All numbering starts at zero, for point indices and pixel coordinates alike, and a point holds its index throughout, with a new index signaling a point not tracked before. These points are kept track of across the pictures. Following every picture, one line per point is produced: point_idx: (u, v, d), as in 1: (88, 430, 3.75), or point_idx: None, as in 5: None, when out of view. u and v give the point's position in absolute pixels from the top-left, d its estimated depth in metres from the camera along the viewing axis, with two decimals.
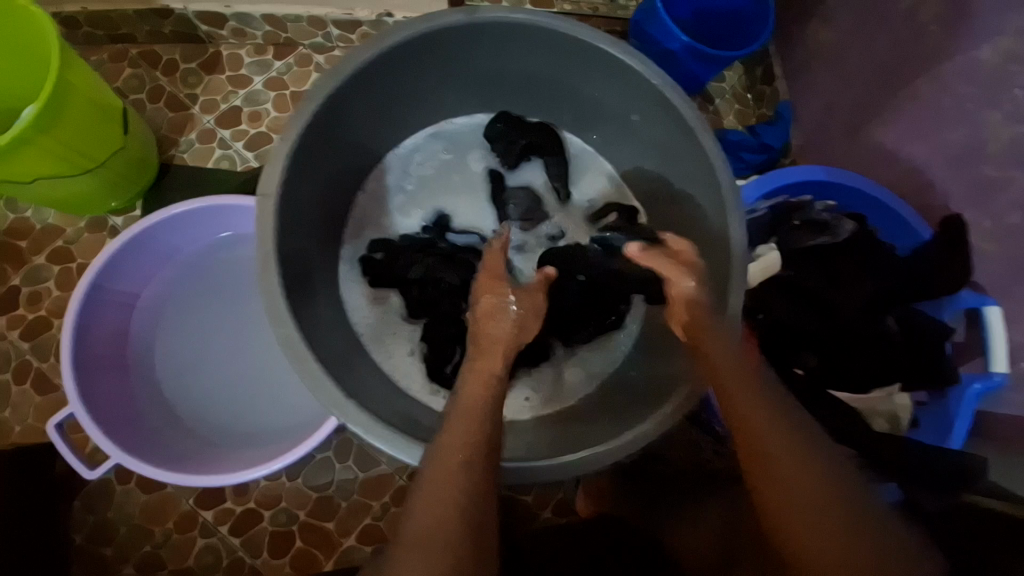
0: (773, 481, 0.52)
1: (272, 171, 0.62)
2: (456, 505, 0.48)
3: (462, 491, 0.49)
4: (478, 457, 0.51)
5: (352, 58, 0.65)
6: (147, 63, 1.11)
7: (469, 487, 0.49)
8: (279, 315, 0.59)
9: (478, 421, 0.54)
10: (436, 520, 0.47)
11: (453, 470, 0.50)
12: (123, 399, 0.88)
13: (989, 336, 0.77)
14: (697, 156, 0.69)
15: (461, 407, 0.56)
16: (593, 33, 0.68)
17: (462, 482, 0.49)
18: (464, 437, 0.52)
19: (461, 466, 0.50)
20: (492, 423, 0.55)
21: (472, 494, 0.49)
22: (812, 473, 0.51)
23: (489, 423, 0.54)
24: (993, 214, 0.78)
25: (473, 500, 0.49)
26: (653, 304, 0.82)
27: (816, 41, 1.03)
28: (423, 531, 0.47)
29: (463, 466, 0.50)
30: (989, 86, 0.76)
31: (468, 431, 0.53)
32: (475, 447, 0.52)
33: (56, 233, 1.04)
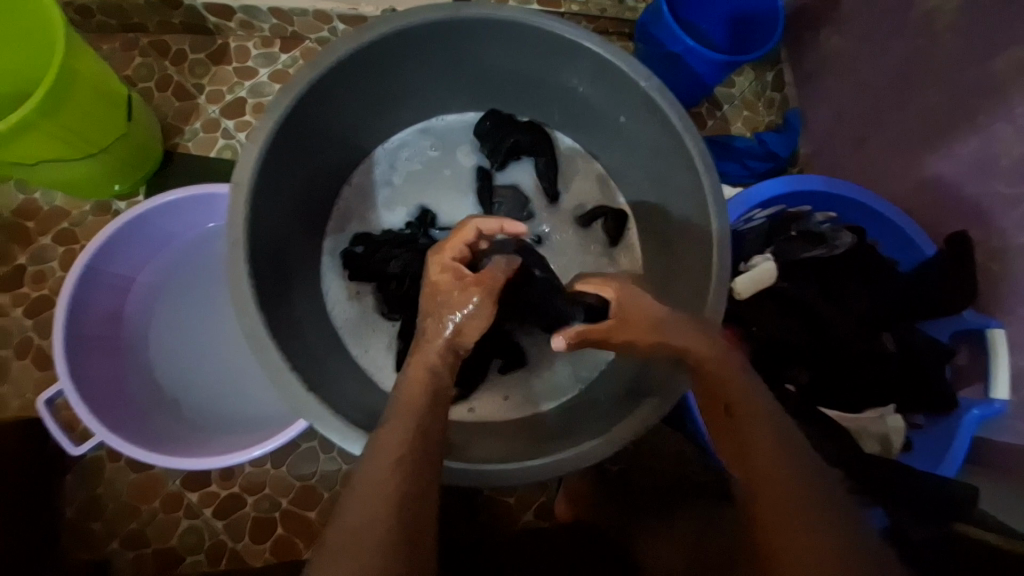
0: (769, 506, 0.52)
1: (244, 161, 0.62)
2: (395, 502, 0.46)
3: (398, 493, 0.46)
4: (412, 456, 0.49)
5: (332, 50, 0.65)
6: (157, 52, 1.13)
7: (403, 486, 0.47)
8: (249, 309, 0.60)
9: (417, 414, 0.52)
10: (368, 519, 0.45)
11: (387, 467, 0.48)
12: (113, 379, 0.89)
13: (993, 361, 0.73)
14: (682, 159, 0.69)
15: (398, 404, 0.53)
16: (579, 33, 0.68)
17: (396, 482, 0.47)
18: (401, 434, 0.50)
19: (396, 465, 0.48)
20: (433, 419, 0.52)
21: (405, 499, 0.46)
22: (803, 492, 0.52)
23: (429, 418, 0.52)
24: (1003, 233, 0.74)
25: (406, 502, 0.46)
26: None
27: (827, 49, 1.00)
28: (352, 529, 0.44)
29: (397, 464, 0.48)
30: (1004, 99, 0.73)
31: (406, 427, 0.51)
32: (414, 439, 0.50)
33: (63, 215, 1.06)
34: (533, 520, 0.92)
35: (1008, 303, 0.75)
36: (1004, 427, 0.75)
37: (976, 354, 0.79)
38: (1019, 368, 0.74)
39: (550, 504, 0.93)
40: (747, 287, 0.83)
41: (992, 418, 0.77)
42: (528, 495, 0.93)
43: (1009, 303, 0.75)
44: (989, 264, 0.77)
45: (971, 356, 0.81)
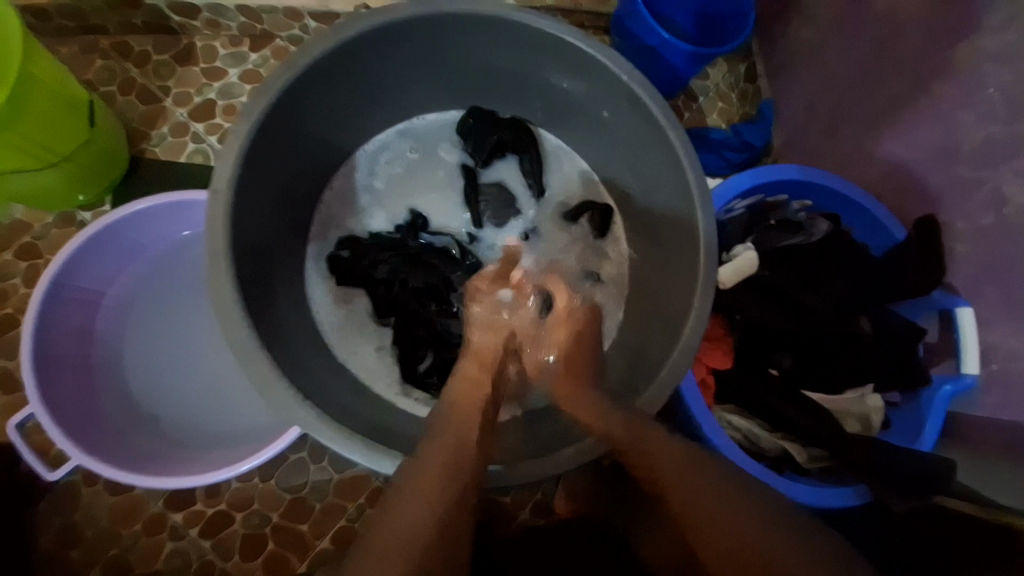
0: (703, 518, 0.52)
1: (221, 166, 0.61)
2: (437, 510, 0.51)
3: (443, 502, 0.52)
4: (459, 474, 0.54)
5: (309, 50, 0.64)
6: (118, 54, 1.08)
7: (446, 502, 0.51)
8: (234, 319, 0.58)
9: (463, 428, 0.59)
10: (414, 521, 0.49)
11: (432, 481, 0.53)
12: (86, 399, 0.86)
13: (962, 338, 0.77)
14: (666, 152, 0.69)
15: (443, 431, 0.58)
16: (560, 27, 0.67)
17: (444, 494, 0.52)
18: (442, 459, 0.55)
19: (441, 480, 0.53)
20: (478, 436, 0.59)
21: (449, 507, 0.51)
22: (711, 482, 0.54)
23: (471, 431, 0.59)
24: (967, 215, 0.78)
25: (449, 516, 0.51)
26: (629, 305, 0.81)
27: (797, 40, 1.02)
28: (399, 534, 0.49)
29: (441, 480, 0.53)
30: (964, 87, 0.76)
31: (445, 453, 0.56)
32: (453, 458, 0.56)
33: (23, 229, 1.01)
34: (529, 519, 0.93)
35: (974, 283, 0.79)
36: (975, 401, 0.79)
37: (946, 333, 0.83)
38: (987, 344, 0.77)
39: (547, 500, 0.94)
40: (732, 275, 0.85)
41: (963, 393, 0.81)
42: (522, 497, 0.94)
43: (975, 282, 0.78)
44: (954, 246, 0.80)
45: (942, 335, 0.84)
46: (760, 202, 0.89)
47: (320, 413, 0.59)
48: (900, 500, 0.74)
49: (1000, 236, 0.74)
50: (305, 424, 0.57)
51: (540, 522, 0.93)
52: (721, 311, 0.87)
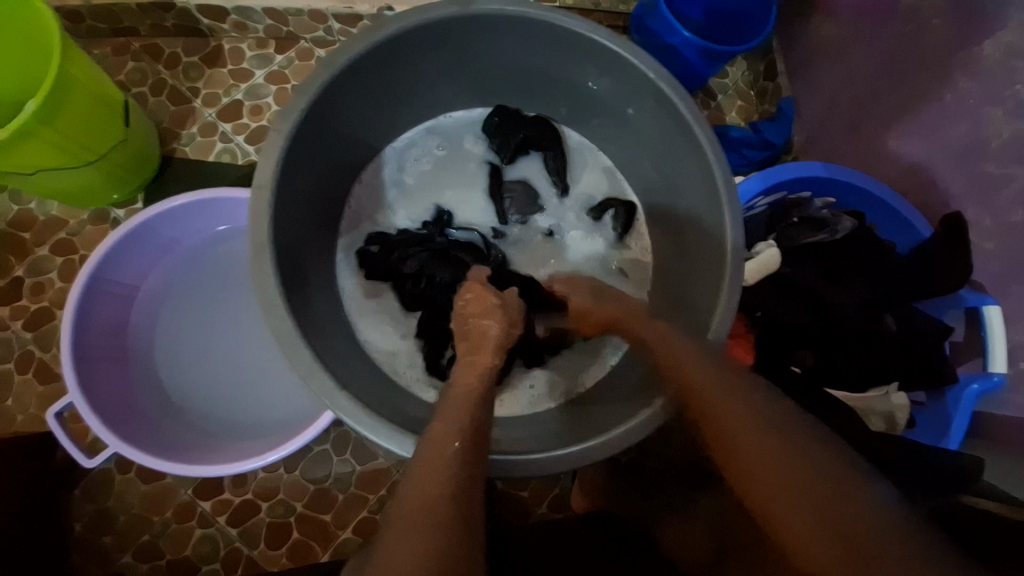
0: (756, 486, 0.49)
1: (264, 164, 0.63)
2: (453, 477, 0.48)
3: (457, 473, 0.49)
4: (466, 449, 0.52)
5: (346, 50, 0.66)
6: (150, 56, 1.12)
7: (459, 475, 0.49)
8: (272, 311, 0.60)
9: (470, 408, 0.56)
10: (431, 489, 0.47)
11: (444, 454, 0.50)
12: (121, 389, 0.88)
13: (990, 336, 0.76)
14: (693, 149, 0.70)
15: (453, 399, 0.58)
16: (589, 26, 0.68)
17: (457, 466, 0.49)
18: (455, 425, 0.54)
19: (457, 453, 0.51)
20: (479, 416, 0.56)
21: (465, 478, 0.49)
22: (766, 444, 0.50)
23: (475, 412, 0.56)
24: (995, 212, 0.77)
25: (462, 488, 0.48)
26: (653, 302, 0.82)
27: (818, 38, 1.02)
28: (417, 503, 0.46)
29: (455, 454, 0.51)
30: (991, 83, 0.75)
31: (459, 419, 0.55)
32: (466, 437, 0.53)
33: (60, 225, 1.05)
34: (548, 513, 0.94)
35: (1002, 281, 0.78)
36: (1002, 400, 0.78)
37: (972, 331, 0.82)
38: (1014, 342, 0.76)
39: (564, 495, 0.95)
40: (755, 271, 0.85)
41: (990, 393, 0.80)
42: (542, 490, 0.95)
43: (1003, 280, 0.78)
44: (981, 243, 0.79)
45: (967, 333, 0.84)
46: (783, 199, 0.90)
47: (356, 403, 0.61)
48: (929, 497, 0.73)
49: None
50: (342, 412, 0.59)
51: (559, 516, 0.94)
52: (741, 308, 0.88)
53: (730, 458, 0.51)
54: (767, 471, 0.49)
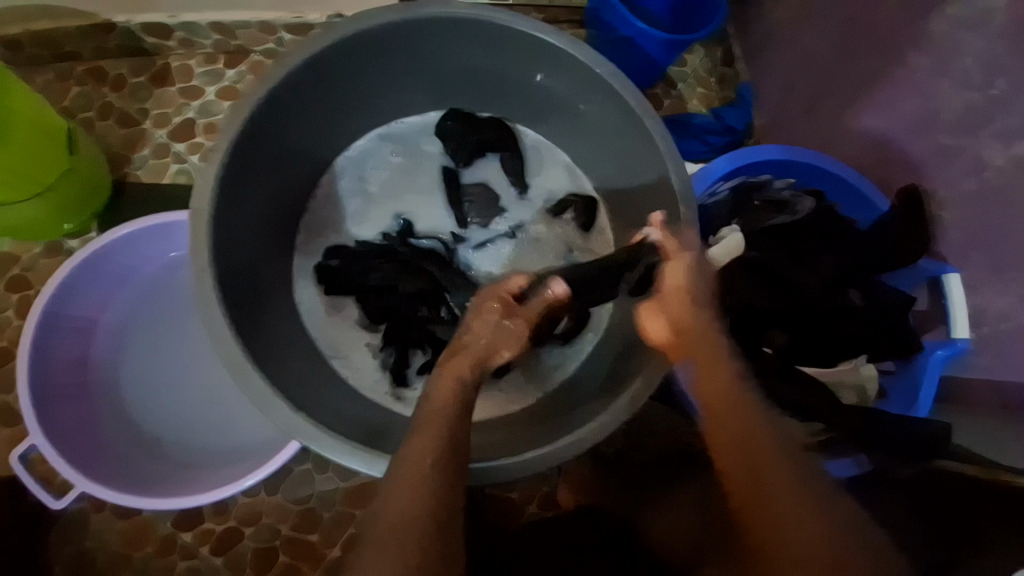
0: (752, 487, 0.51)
1: (203, 187, 0.61)
2: (427, 495, 0.49)
3: (433, 487, 0.49)
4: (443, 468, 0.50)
5: (283, 63, 0.64)
6: (94, 80, 1.08)
7: (432, 501, 0.48)
8: (225, 339, 0.59)
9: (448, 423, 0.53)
10: (410, 507, 0.48)
11: (421, 475, 0.49)
12: (86, 427, 0.86)
13: (951, 303, 0.78)
14: (645, 141, 0.70)
15: (428, 411, 0.54)
16: (530, 23, 0.68)
17: (433, 485, 0.49)
18: (432, 440, 0.52)
19: (431, 471, 0.50)
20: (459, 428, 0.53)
21: (440, 496, 0.49)
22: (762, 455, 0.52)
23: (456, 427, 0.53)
24: (950, 182, 0.78)
25: (434, 510, 0.48)
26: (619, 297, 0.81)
27: (770, 20, 1.03)
28: (392, 525, 0.47)
29: (430, 471, 0.50)
30: (937, 55, 0.76)
31: (434, 435, 0.52)
32: (444, 451, 0.51)
33: (13, 261, 1.01)
34: (538, 511, 0.94)
35: (960, 249, 0.79)
36: (969, 365, 0.80)
37: (936, 300, 0.84)
38: (976, 308, 0.78)
39: (553, 494, 0.95)
40: (723, 254, 0.82)
41: (956, 359, 0.82)
42: (530, 489, 0.95)
43: (961, 248, 0.79)
44: (939, 213, 0.81)
45: (931, 303, 0.85)
46: (743, 183, 0.90)
47: (319, 425, 0.60)
48: (900, 467, 0.74)
49: (983, 201, 0.74)
50: (306, 438, 0.58)
51: (549, 514, 0.93)
52: None
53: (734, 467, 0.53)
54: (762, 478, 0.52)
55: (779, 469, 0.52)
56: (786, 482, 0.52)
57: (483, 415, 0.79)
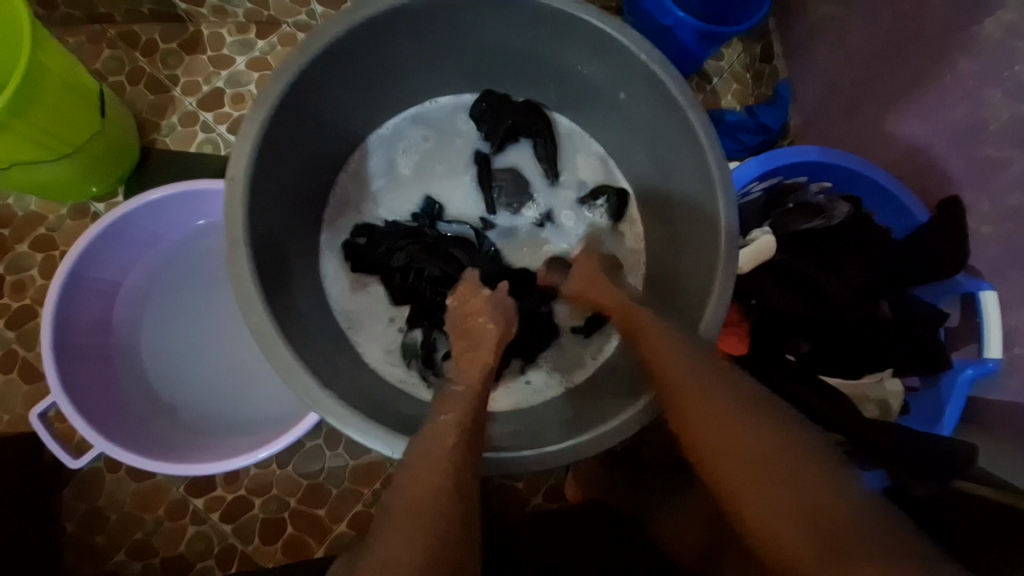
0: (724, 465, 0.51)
1: (237, 155, 0.61)
2: (448, 474, 0.51)
3: (446, 469, 0.51)
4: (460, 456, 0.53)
5: (321, 34, 0.63)
6: (126, 43, 1.07)
7: (449, 475, 0.51)
8: (254, 309, 0.59)
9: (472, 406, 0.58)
10: (426, 489, 0.49)
11: (441, 453, 0.52)
12: (106, 388, 0.87)
13: (985, 320, 0.75)
14: (686, 134, 0.68)
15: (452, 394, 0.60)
16: (576, 5, 0.66)
17: (447, 468, 0.51)
18: (455, 424, 0.56)
19: (451, 451, 0.53)
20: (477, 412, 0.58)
21: (464, 482, 0.51)
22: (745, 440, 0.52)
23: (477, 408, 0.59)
24: (993, 196, 0.76)
25: (456, 491, 0.50)
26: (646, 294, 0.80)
27: (816, 18, 0.99)
28: (411, 504, 0.48)
29: (450, 450, 0.53)
30: (991, 63, 0.73)
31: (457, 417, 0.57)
32: (460, 435, 0.55)
33: (39, 220, 1.02)
34: (543, 503, 0.94)
35: (998, 266, 0.77)
36: (997, 385, 0.78)
37: (967, 317, 0.82)
38: (1010, 327, 0.76)
39: (559, 486, 0.94)
40: (748, 259, 0.83)
41: (985, 378, 0.80)
42: (536, 480, 0.95)
43: (999, 265, 0.77)
44: (978, 228, 0.78)
45: (962, 319, 0.83)
46: (779, 184, 0.88)
47: (340, 401, 0.59)
48: (921, 485, 0.72)
49: None
50: (326, 411, 0.58)
51: (554, 506, 0.93)
52: (737, 296, 0.87)
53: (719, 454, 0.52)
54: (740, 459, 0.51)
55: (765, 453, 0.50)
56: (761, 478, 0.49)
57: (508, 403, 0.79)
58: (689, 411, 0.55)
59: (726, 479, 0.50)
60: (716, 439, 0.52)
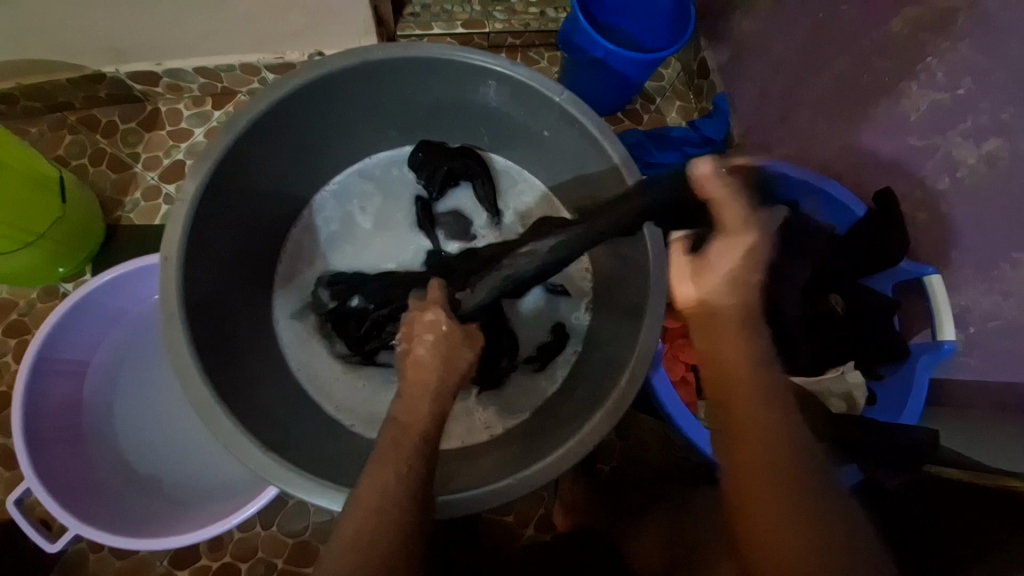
0: (755, 470, 0.53)
1: (171, 234, 0.63)
2: (388, 514, 0.51)
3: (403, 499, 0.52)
4: (414, 479, 0.54)
5: (246, 112, 0.67)
6: (87, 127, 1.12)
7: (400, 498, 0.52)
8: (197, 385, 0.61)
9: (431, 437, 0.57)
10: (363, 529, 0.50)
11: (394, 474, 0.53)
12: (81, 469, 0.87)
13: (935, 305, 0.76)
14: (605, 164, 0.72)
15: (410, 407, 0.59)
16: (487, 59, 0.71)
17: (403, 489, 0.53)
18: (406, 451, 0.55)
19: (399, 481, 0.53)
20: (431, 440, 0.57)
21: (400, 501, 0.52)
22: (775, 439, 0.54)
23: (427, 441, 0.57)
24: (923, 183, 0.79)
25: (406, 506, 0.52)
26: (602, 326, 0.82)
27: (741, 33, 1.05)
28: (356, 529, 0.51)
29: (401, 474, 0.54)
30: (901, 59, 0.77)
31: (408, 445, 0.56)
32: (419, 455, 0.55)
33: (11, 306, 1.03)
34: (536, 535, 0.92)
35: (939, 250, 0.79)
36: (959, 366, 0.79)
37: (920, 302, 0.83)
38: (962, 308, 0.77)
39: (550, 515, 0.93)
40: None
41: (946, 360, 0.80)
42: (527, 512, 0.94)
43: (940, 249, 0.79)
44: (916, 214, 0.81)
45: (916, 304, 0.85)
46: None
47: (285, 463, 0.61)
48: (888, 473, 0.75)
49: (957, 200, 0.74)
50: (273, 476, 0.59)
51: (547, 537, 0.92)
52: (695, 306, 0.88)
53: (749, 452, 0.54)
54: (771, 472, 0.52)
55: (790, 467, 0.52)
56: (783, 476, 0.52)
57: (463, 438, 0.82)
58: (744, 376, 0.57)
59: (744, 461, 0.53)
60: (754, 425, 0.55)
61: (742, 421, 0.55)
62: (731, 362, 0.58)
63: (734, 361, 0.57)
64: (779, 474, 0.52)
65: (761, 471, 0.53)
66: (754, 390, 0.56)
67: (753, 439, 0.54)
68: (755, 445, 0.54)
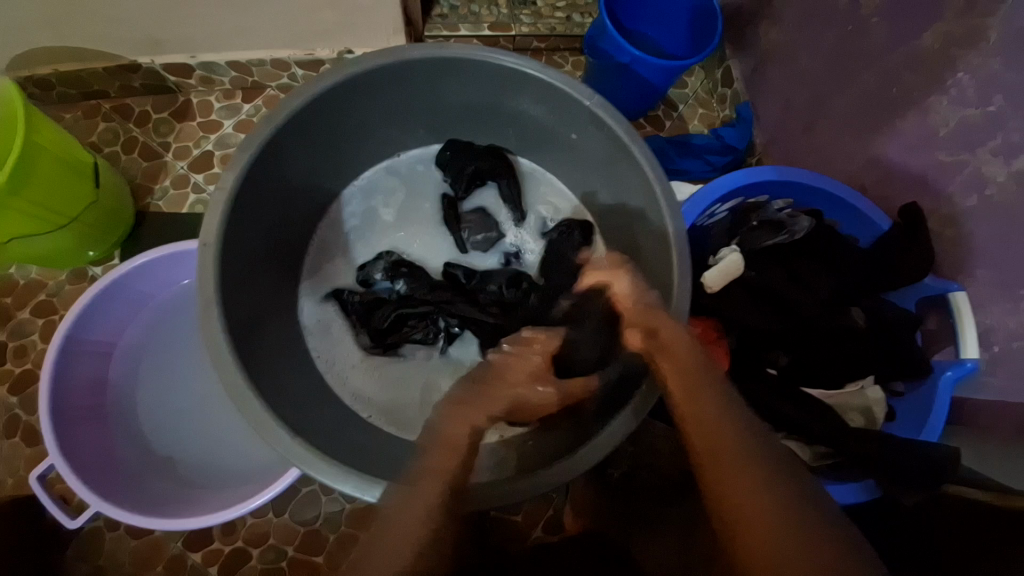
0: (739, 496, 0.48)
1: (208, 222, 0.65)
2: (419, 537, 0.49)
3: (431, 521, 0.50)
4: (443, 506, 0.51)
5: (286, 105, 0.69)
6: (120, 116, 1.15)
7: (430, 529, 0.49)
8: (227, 367, 0.62)
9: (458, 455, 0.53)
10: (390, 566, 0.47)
11: (420, 499, 0.50)
12: (104, 447, 0.89)
13: (959, 322, 0.76)
14: (633, 169, 0.73)
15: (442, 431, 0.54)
16: (522, 61, 0.71)
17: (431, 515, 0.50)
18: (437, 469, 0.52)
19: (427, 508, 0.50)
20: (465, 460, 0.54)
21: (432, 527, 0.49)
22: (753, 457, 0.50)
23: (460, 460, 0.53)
24: (950, 200, 0.78)
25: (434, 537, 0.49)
26: None
27: (768, 43, 1.05)
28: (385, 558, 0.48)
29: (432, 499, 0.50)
30: (932, 74, 0.76)
31: (441, 461, 0.52)
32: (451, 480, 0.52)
33: (40, 287, 1.06)
34: (543, 536, 0.93)
35: (964, 268, 0.78)
36: (980, 385, 0.78)
37: (942, 319, 0.83)
38: (986, 326, 0.76)
39: (559, 516, 0.94)
40: (718, 280, 0.85)
41: (967, 379, 0.80)
42: (535, 512, 0.94)
43: (965, 267, 0.78)
44: (941, 230, 0.80)
45: (938, 321, 0.84)
46: (742, 203, 0.91)
47: (310, 448, 0.62)
48: (910, 494, 0.72)
49: (985, 217, 0.74)
50: (298, 460, 0.60)
51: (554, 538, 0.92)
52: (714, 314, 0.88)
53: (727, 478, 0.49)
54: (757, 495, 0.48)
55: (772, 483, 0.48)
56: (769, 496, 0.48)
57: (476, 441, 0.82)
58: (706, 398, 0.54)
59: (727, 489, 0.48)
60: (728, 448, 0.50)
61: (712, 448, 0.51)
62: (691, 393, 0.55)
63: (685, 390, 0.55)
64: (765, 496, 0.48)
65: (749, 497, 0.48)
66: (717, 416, 0.52)
67: (728, 466, 0.50)
68: (730, 469, 0.49)
